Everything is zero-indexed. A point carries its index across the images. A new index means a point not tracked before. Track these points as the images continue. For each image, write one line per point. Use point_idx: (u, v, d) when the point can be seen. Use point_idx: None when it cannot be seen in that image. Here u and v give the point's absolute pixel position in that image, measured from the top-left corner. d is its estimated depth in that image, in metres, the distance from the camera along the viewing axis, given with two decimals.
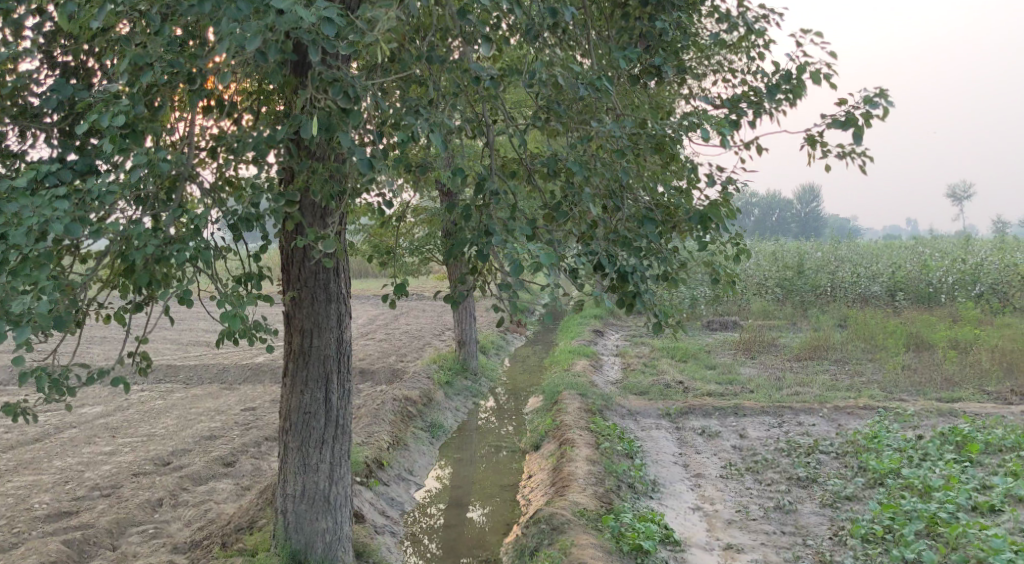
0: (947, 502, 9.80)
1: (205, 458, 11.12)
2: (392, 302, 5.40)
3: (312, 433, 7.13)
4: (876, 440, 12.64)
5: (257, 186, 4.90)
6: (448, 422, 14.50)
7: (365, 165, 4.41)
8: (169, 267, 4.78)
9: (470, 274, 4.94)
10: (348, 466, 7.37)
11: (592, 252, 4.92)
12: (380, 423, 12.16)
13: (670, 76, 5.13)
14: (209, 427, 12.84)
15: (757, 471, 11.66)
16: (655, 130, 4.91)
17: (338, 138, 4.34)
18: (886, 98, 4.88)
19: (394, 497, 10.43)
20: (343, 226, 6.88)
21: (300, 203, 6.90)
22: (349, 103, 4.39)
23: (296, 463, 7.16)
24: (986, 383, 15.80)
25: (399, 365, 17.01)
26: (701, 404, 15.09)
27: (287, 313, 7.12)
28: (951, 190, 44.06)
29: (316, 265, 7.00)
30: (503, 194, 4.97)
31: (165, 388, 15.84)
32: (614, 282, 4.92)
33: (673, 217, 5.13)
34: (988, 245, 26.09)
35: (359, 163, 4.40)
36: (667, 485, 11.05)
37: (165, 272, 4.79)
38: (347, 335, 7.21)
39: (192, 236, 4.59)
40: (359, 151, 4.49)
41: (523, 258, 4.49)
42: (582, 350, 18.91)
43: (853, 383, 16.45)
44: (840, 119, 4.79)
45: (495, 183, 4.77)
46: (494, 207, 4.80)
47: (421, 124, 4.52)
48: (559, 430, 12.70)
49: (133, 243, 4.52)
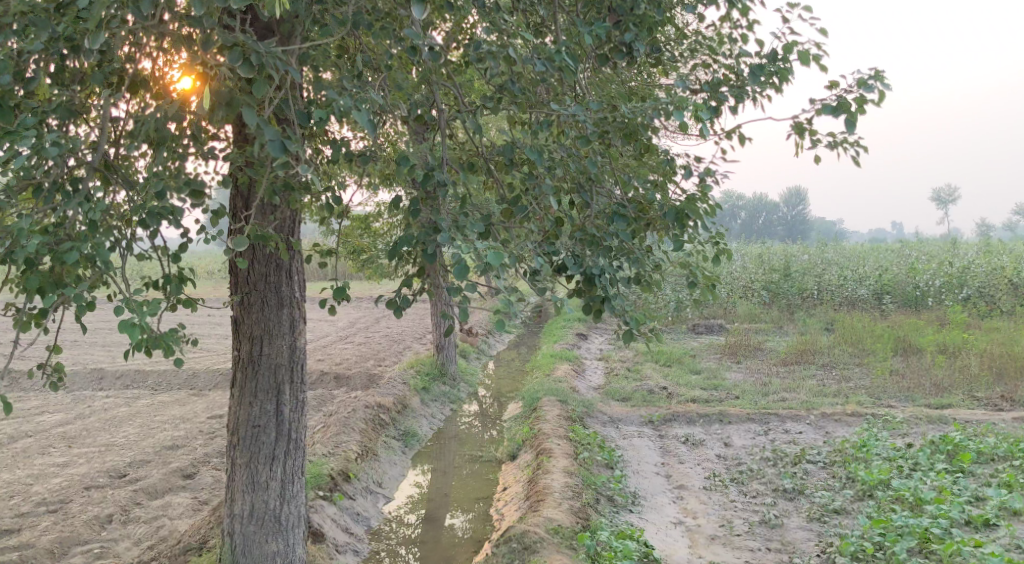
0: (939, 516, 9.32)
1: (163, 469, 10.56)
2: (330, 305, 4.92)
3: (261, 448, 6.61)
4: (865, 449, 12.17)
5: (164, 175, 4.43)
6: (424, 430, 13.96)
7: (276, 146, 4.13)
8: (71, 269, 4.32)
9: (419, 274, 4.48)
10: (302, 483, 6.85)
11: (556, 252, 4.48)
12: (349, 432, 11.62)
13: (641, 57, 4.66)
14: (171, 436, 12.28)
15: (742, 482, 11.18)
16: (623, 113, 4.44)
17: (242, 114, 4.10)
18: (882, 79, 4.38)
19: (360, 512, 9.91)
20: (284, 219, 6.38)
21: (236, 195, 6.39)
22: (251, 70, 4.16)
23: (245, 481, 6.63)
24: (977, 388, 15.36)
25: (375, 370, 16.49)
26: (685, 410, 14.60)
27: (235, 319, 6.59)
28: (935, 195, 43.67)
29: (266, 267, 6.46)
30: (456, 188, 4.53)
31: (131, 394, 15.24)
32: (581, 285, 4.46)
33: (646, 213, 4.65)
34: (977, 248, 25.70)
35: (270, 146, 4.12)
36: (647, 497, 10.58)
37: (67, 275, 4.34)
38: (301, 341, 6.68)
39: (89, 235, 4.17)
40: (269, 129, 4.18)
41: (475, 258, 4.04)
42: (564, 355, 18.40)
43: (841, 388, 15.99)
44: (830, 103, 4.30)
45: (443, 174, 4.33)
46: (445, 203, 4.35)
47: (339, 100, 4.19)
48: (536, 439, 12.20)
49: (20, 240, 4.06)
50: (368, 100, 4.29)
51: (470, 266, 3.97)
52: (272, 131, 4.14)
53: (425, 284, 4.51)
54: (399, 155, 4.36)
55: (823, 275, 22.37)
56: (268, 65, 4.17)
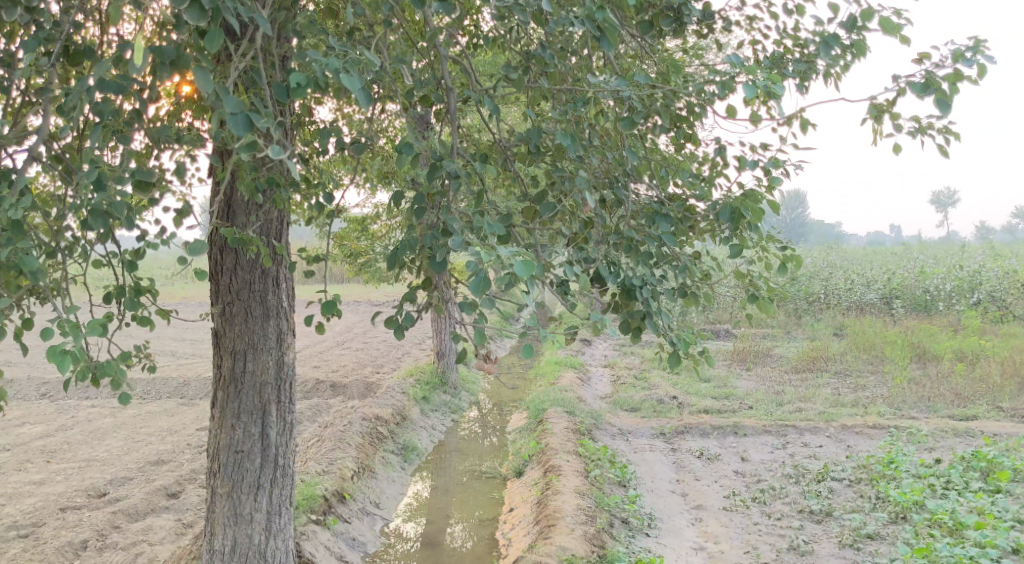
0: (985, 545, 8.59)
1: (147, 487, 9.76)
2: (321, 324, 4.37)
3: (245, 477, 5.87)
4: (892, 465, 11.44)
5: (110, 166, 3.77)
6: (424, 443, 13.22)
7: (241, 122, 3.54)
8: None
9: (426, 286, 3.79)
10: (290, 515, 6.12)
11: (588, 259, 3.88)
12: (344, 447, 10.85)
13: (691, 23, 3.99)
14: (156, 449, 11.51)
15: (764, 502, 10.44)
16: (673, 90, 3.78)
17: (196, 81, 3.46)
18: (980, 51, 3.74)
19: (355, 537, 9.18)
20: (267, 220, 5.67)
21: (215, 193, 5.67)
22: (205, 21, 3.50)
23: (227, 514, 5.89)
24: (1001, 398, 14.59)
25: (373, 378, 15.74)
26: (698, 422, 13.87)
27: (215, 332, 5.86)
28: (934, 198, 42.89)
29: (250, 273, 5.75)
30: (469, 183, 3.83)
31: (117, 404, 14.45)
32: (617, 298, 3.87)
33: (693, 214, 4.02)
34: (985, 250, 24.97)
35: (233, 121, 3.52)
36: (664, 520, 9.90)
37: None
38: (289, 357, 5.96)
39: (14, 237, 3.59)
40: (229, 99, 3.55)
41: (498, 268, 3.37)
42: (568, 361, 17.65)
43: (858, 398, 15.23)
44: (923, 80, 3.67)
45: (456, 164, 3.63)
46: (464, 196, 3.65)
47: (314, 62, 3.54)
48: (543, 455, 11.47)
49: None
50: (362, 63, 3.63)
51: (491, 279, 3.29)
52: (234, 103, 3.54)
53: (433, 297, 3.80)
54: (401, 140, 3.70)
55: (831, 279, 21.64)
56: (226, 15, 3.52)
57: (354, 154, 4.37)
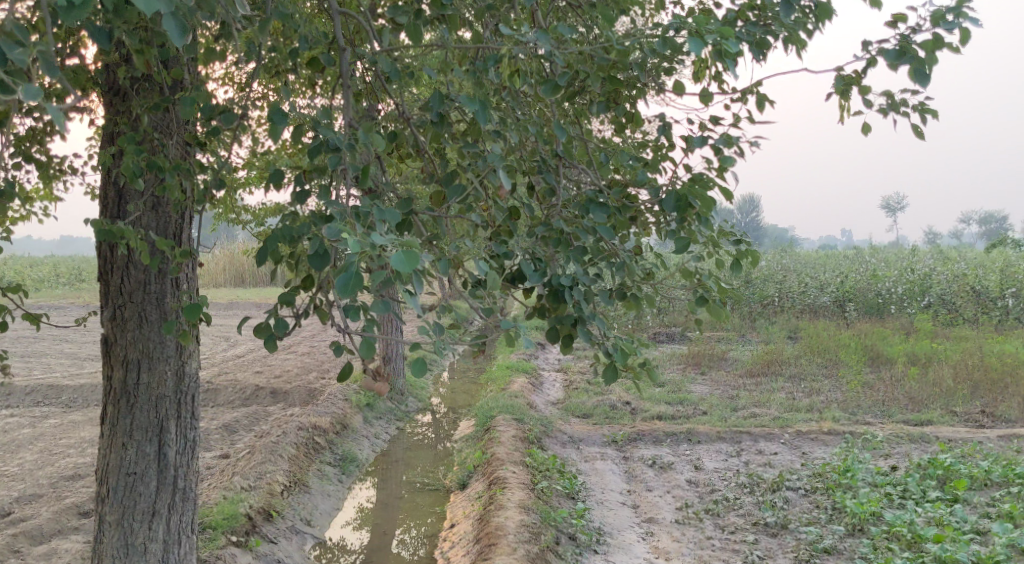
0: (946, 560, 8.17)
1: (55, 506, 9.04)
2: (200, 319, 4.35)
3: (137, 501, 5.25)
4: (849, 473, 11.00)
5: None
6: (365, 452, 12.58)
7: None
8: None
9: (304, 286, 3.53)
10: (192, 542, 5.51)
11: (509, 254, 3.42)
12: (275, 459, 10.18)
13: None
14: (73, 462, 10.75)
15: (717, 514, 9.98)
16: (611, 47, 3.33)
17: None
18: (961, 16, 3.26)
19: (282, 558, 8.55)
20: (158, 214, 5.15)
21: (100, 183, 5.10)
22: None
23: (116, 545, 5.26)
24: (955, 403, 14.27)
25: (314, 384, 15.05)
26: (651, 429, 13.38)
27: (104, 340, 5.22)
28: (884, 201, 42.84)
29: (144, 273, 5.13)
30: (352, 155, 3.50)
31: (40, 413, 13.58)
32: (545, 302, 3.40)
33: (635, 202, 3.51)
34: (934, 254, 24.83)
35: None
36: (613, 535, 9.41)
37: None
38: (190, 367, 5.35)
39: None
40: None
41: (377, 259, 3.05)
42: (520, 366, 17.05)
43: (812, 402, 14.84)
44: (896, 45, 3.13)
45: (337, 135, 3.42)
46: (349, 173, 3.48)
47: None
48: (488, 465, 10.89)
49: None
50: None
51: (363, 276, 2.97)
52: None
53: (313, 298, 3.52)
54: (275, 105, 3.54)
55: (785, 282, 21.27)
56: None
57: (223, 126, 4.17)
